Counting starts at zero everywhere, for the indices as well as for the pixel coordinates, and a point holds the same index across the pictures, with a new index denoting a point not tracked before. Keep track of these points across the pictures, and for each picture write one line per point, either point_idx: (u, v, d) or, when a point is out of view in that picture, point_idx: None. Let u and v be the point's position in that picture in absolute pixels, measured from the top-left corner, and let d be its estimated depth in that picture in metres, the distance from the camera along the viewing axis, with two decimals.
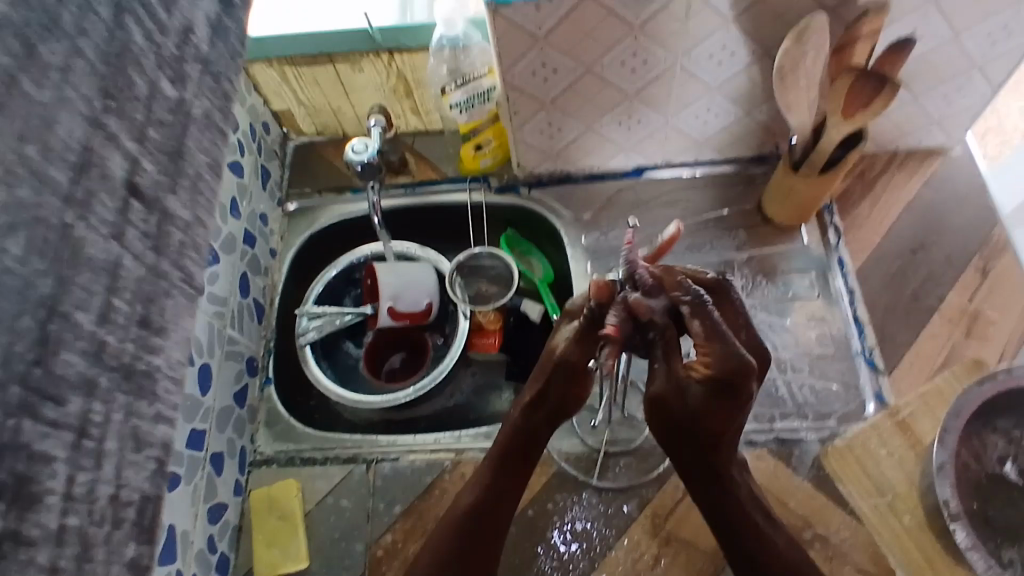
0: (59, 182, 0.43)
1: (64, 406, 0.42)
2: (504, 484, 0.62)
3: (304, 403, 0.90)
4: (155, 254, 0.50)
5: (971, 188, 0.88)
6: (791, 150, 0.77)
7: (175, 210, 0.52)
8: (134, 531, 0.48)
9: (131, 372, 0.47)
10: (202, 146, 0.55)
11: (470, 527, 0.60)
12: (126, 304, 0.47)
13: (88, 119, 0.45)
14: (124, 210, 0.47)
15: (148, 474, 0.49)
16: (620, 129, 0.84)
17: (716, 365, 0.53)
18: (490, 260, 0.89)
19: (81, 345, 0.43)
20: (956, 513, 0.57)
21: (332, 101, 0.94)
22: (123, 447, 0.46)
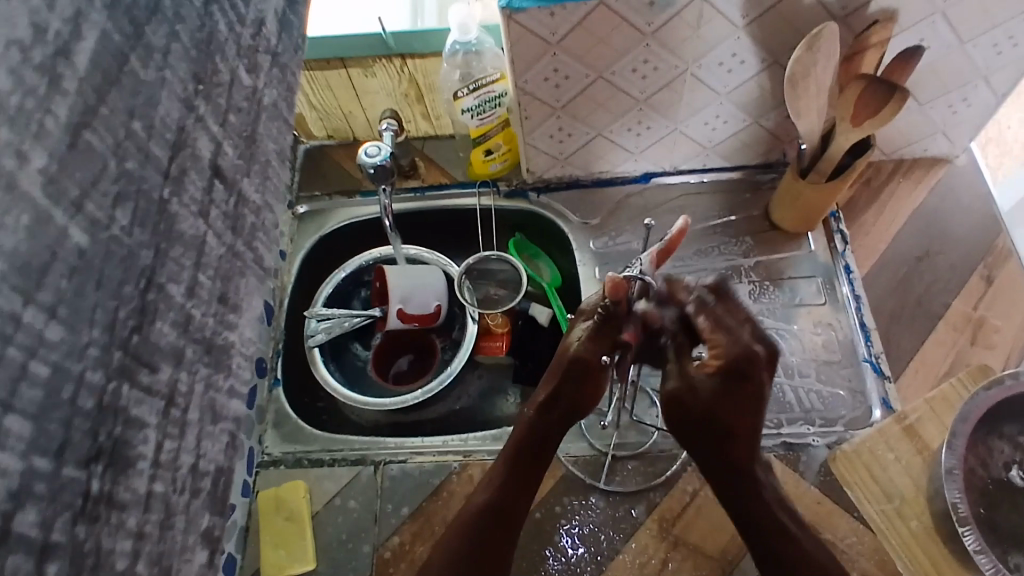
0: (159, 159, 0.41)
1: (156, 373, 0.41)
2: (516, 482, 0.62)
3: (312, 404, 0.91)
4: (233, 235, 0.50)
5: (976, 196, 0.89)
6: (800, 156, 0.78)
7: (248, 193, 0.52)
8: (210, 501, 0.50)
9: (211, 345, 0.48)
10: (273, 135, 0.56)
11: (482, 526, 0.60)
12: (210, 281, 0.47)
13: (181, 103, 0.43)
14: (209, 189, 0.46)
15: (220, 447, 0.50)
16: (629, 135, 0.85)
17: (728, 357, 0.59)
18: (499, 263, 0.90)
19: (172, 316, 0.42)
20: (966, 518, 0.58)
21: (344, 105, 0.95)
22: (202, 417, 0.47)
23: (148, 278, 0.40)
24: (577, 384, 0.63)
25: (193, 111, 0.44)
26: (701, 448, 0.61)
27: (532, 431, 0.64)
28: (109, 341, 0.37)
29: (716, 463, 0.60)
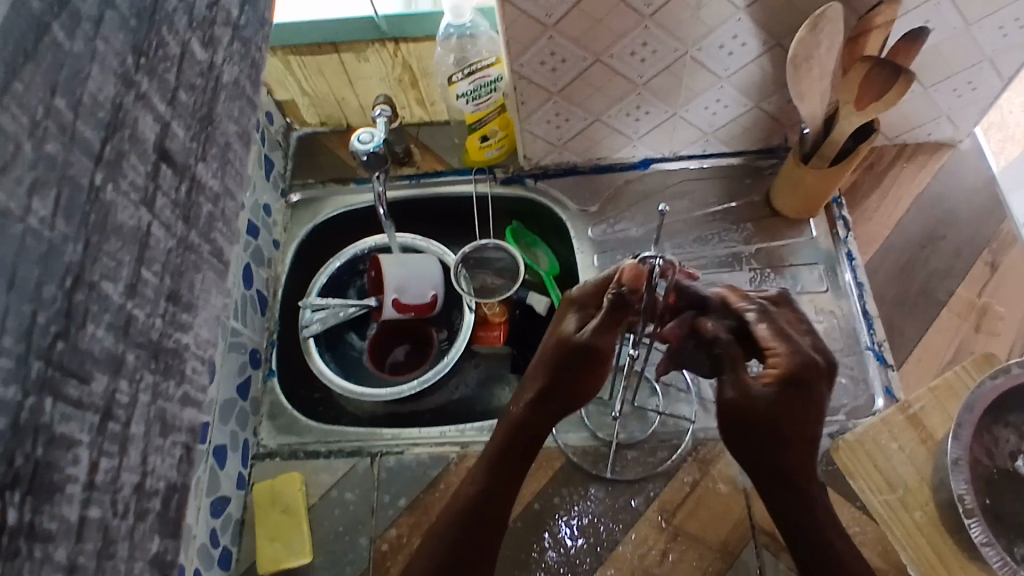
0: (91, 141, 0.36)
1: (88, 385, 0.36)
2: (502, 479, 0.61)
3: (308, 394, 0.90)
4: (184, 225, 0.44)
5: (980, 181, 0.88)
6: (802, 140, 0.77)
7: (204, 178, 0.46)
8: (159, 523, 0.45)
9: (159, 350, 0.42)
10: (233, 117, 0.50)
11: (470, 522, 0.59)
12: (155, 277, 0.41)
13: (121, 76, 0.37)
14: (155, 174, 0.40)
15: (174, 462, 0.46)
16: (627, 120, 0.83)
17: (790, 365, 0.58)
18: (496, 251, 0.88)
19: (107, 318, 0.37)
20: (972, 509, 0.57)
21: (336, 91, 0.93)
22: (148, 431, 0.42)
23: (76, 276, 0.35)
24: (576, 375, 0.63)
25: (134, 87, 0.38)
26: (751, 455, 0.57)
27: (525, 423, 0.63)
28: (26, 352, 0.32)
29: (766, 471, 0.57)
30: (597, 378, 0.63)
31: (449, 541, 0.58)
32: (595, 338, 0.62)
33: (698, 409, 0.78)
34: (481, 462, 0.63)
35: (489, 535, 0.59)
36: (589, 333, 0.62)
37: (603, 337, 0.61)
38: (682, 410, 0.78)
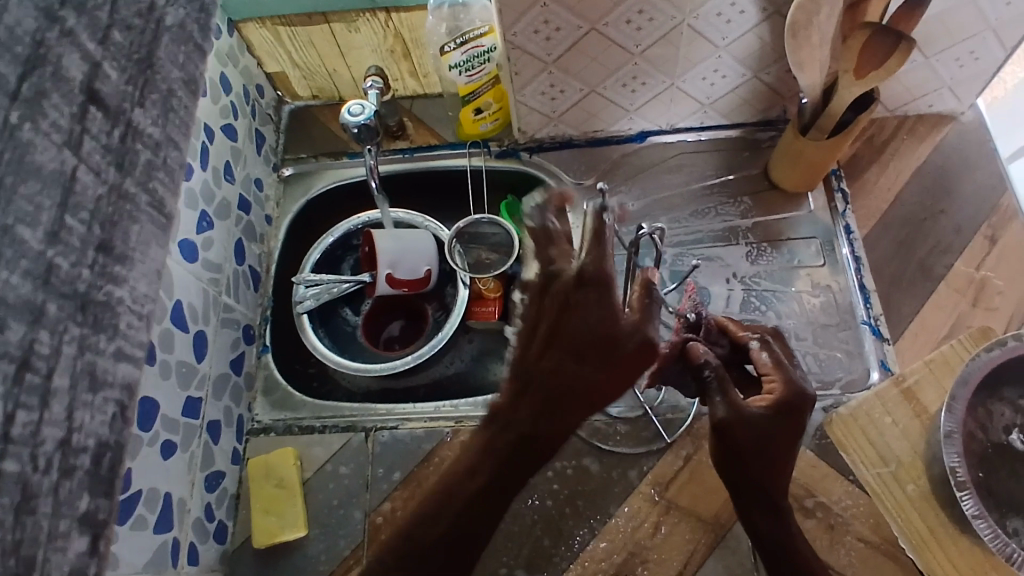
0: (8, 81, 0.50)
1: (5, 333, 0.46)
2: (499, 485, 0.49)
3: (303, 369, 0.90)
4: (117, 172, 0.56)
5: (982, 154, 0.87)
6: (801, 112, 0.76)
7: (140, 124, 0.59)
8: (89, 480, 0.52)
9: (87, 303, 0.52)
10: (176, 62, 0.63)
11: (469, 514, 0.48)
12: (82, 225, 0.53)
13: (46, 21, 0.52)
14: (81, 115, 0.54)
15: (106, 419, 0.54)
16: (623, 91, 0.82)
17: (784, 392, 0.55)
18: (491, 227, 0.89)
19: (23, 266, 0.48)
20: (964, 481, 0.56)
21: (328, 63, 0.92)
22: (76, 385, 0.51)
23: None
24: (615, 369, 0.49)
25: (63, 31, 0.53)
26: (735, 483, 0.55)
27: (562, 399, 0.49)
28: None
29: (749, 494, 0.55)
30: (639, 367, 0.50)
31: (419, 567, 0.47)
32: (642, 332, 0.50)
33: None
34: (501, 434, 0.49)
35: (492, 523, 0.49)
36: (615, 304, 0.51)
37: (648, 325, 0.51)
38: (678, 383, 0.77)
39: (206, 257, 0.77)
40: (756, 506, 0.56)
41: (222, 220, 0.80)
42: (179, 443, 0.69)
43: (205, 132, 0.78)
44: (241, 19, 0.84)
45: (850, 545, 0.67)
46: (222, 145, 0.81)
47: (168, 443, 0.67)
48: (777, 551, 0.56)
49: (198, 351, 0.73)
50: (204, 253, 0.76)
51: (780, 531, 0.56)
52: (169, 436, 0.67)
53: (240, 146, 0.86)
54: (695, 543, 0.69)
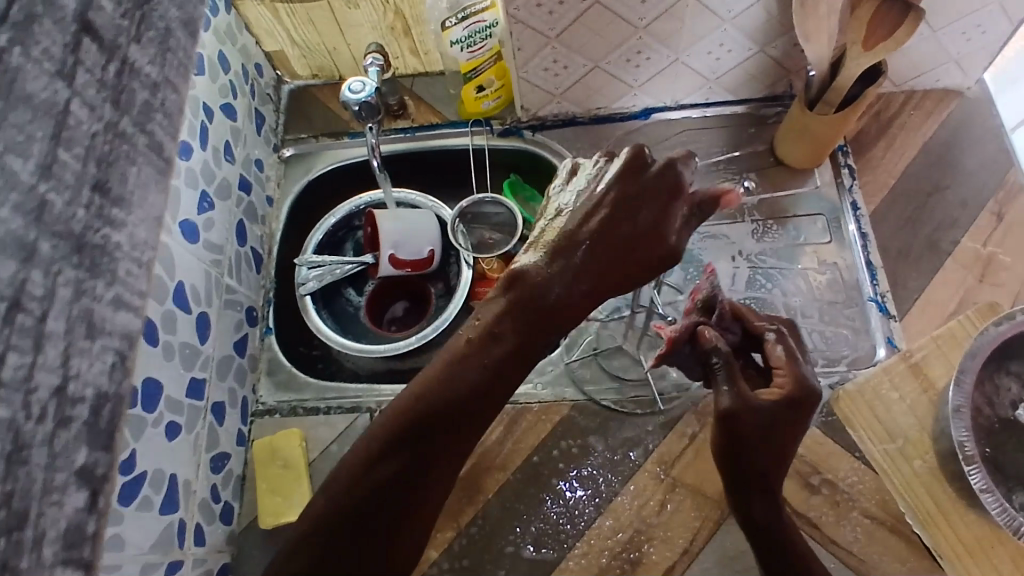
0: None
1: None
2: (505, 366, 0.52)
3: (307, 352, 0.89)
4: (113, 109, 0.59)
5: (989, 129, 0.86)
6: (807, 86, 0.74)
7: (136, 58, 0.63)
8: (88, 432, 0.54)
9: (83, 245, 0.55)
10: (172, 5, 0.69)
11: (438, 421, 0.51)
12: (77, 160, 0.55)
13: None
14: (75, 45, 0.56)
15: (103, 370, 0.56)
16: (627, 67, 0.81)
17: (790, 388, 0.55)
18: (494, 206, 0.87)
19: (15, 198, 0.50)
20: (972, 456, 0.56)
21: (327, 41, 0.90)
22: (71, 330, 0.53)
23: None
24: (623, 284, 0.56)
25: None
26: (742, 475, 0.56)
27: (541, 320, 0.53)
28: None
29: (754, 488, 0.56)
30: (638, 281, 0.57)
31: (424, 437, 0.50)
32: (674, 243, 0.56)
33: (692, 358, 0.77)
34: (470, 356, 0.52)
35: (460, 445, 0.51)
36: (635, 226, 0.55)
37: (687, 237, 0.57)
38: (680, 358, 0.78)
39: (208, 239, 0.76)
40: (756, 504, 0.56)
41: (223, 201, 0.80)
42: (183, 424, 0.69)
43: (205, 112, 0.77)
44: None
45: (856, 521, 0.67)
46: (222, 124, 0.81)
47: (172, 425, 0.67)
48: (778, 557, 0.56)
49: (200, 333, 0.73)
50: (206, 234, 0.76)
51: (775, 524, 0.56)
52: (173, 417, 0.67)
53: (239, 126, 0.85)
54: (701, 521, 0.69)
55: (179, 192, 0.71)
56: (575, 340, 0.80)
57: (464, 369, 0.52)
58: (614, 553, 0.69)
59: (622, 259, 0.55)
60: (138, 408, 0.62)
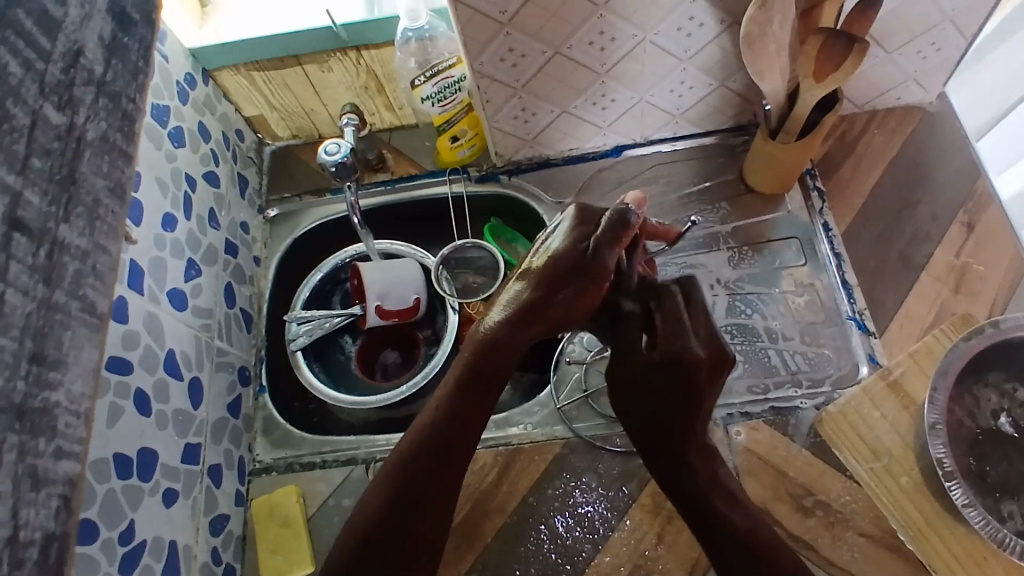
0: None
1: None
2: (470, 398, 0.60)
3: (302, 406, 0.90)
4: (46, 287, 0.51)
5: (952, 142, 0.88)
6: (767, 117, 0.77)
7: (68, 238, 0.54)
8: (37, 573, 0.48)
9: (24, 411, 0.48)
10: (103, 171, 0.59)
11: (422, 457, 0.57)
12: (14, 341, 0.48)
13: None
14: (7, 241, 0.48)
15: (52, 512, 0.50)
16: (594, 109, 0.83)
17: (673, 342, 0.65)
18: (477, 250, 0.89)
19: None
20: (951, 472, 0.57)
21: (305, 103, 0.93)
22: (18, 487, 0.47)
23: None
24: (568, 309, 0.65)
25: None
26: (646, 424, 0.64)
27: (495, 356, 0.62)
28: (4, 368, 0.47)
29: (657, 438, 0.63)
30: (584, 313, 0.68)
31: (411, 474, 0.56)
32: (598, 259, 0.65)
33: None
34: (436, 401, 0.61)
35: (441, 488, 0.56)
36: (565, 252, 0.66)
37: (611, 252, 0.66)
38: None
39: (196, 303, 0.78)
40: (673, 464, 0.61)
41: (210, 265, 0.82)
42: (181, 490, 0.70)
43: (187, 182, 0.80)
44: (217, 67, 0.86)
45: (852, 541, 0.67)
46: (205, 191, 0.83)
47: (169, 492, 0.68)
48: (691, 494, 0.59)
49: (193, 397, 0.74)
50: (193, 300, 0.78)
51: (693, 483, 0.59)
52: (170, 483, 0.68)
53: (223, 191, 0.88)
54: (698, 551, 0.70)
55: (166, 261, 0.74)
56: (562, 377, 0.81)
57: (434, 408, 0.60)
58: None
59: (560, 286, 0.65)
60: (134, 477, 0.63)
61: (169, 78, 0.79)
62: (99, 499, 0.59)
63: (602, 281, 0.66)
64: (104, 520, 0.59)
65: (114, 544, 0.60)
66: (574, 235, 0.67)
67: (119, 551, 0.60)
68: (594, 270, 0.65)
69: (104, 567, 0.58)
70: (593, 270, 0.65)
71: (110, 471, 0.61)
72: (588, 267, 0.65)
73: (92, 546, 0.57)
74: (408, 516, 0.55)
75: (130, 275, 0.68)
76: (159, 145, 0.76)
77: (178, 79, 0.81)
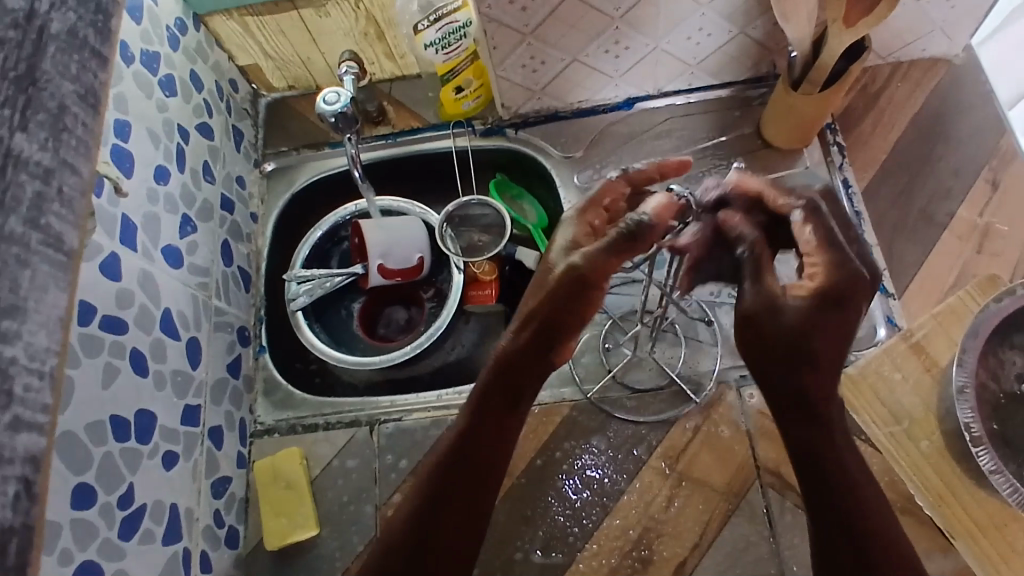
0: None
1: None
2: (485, 418, 0.54)
3: (304, 367, 0.88)
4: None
5: (977, 96, 0.84)
6: (790, 66, 0.73)
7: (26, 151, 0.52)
8: None
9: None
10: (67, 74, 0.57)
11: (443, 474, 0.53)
12: None
13: None
14: None
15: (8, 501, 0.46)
16: (606, 57, 0.79)
17: (823, 281, 0.49)
18: (480, 208, 0.86)
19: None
20: (978, 436, 0.55)
21: (301, 52, 0.88)
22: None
23: None
24: (558, 307, 0.54)
25: None
26: (769, 384, 0.49)
27: (506, 363, 0.54)
28: None
29: (785, 395, 0.48)
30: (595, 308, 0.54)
31: (436, 490, 0.52)
32: (588, 259, 0.53)
33: (689, 351, 0.77)
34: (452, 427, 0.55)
35: (465, 494, 0.52)
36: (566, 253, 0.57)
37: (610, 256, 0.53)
38: (673, 349, 0.77)
39: (193, 262, 0.75)
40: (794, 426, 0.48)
41: (205, 222, 0.79)
42: (181, 453, 0.68)
43: (179, 133, 0.76)
44: (207, 12, 0.81)
45: None
46: (198, 144, 0.79)
47: (169, 455, 0.66)
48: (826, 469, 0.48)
49: (192, 358, 0.72)
50: (189, 257, 0.75)
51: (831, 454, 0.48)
52: (170, 446, 0.66)
53: (217, 144, 0.84)
54: (709, 514, 0.69)
55: (159, 218, 0.71)
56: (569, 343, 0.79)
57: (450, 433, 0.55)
58: (623, 553, 0.68)
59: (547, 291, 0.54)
60: (132, 440, 0.62)
61: (158, 23, 0.75)
62: (96, 463, 0.57)
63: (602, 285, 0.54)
64: (101, 484, 0.57)
65: (113, 507, 0.58)
66: (582, 231, 0.59)
67: (118, 515, 0.59)
68: (578, 276, 0.53)
69: (102, 531, 0.57)
70: (577, 278, 0.53)
71: (107, 433, 0.59)
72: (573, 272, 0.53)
73: (89, 510, 0.56)
74: (432, 521, 0.51)
75: (122, 231, 0.65)
76: (149, 94, 0.72)
77: (168, 24, 0.76)
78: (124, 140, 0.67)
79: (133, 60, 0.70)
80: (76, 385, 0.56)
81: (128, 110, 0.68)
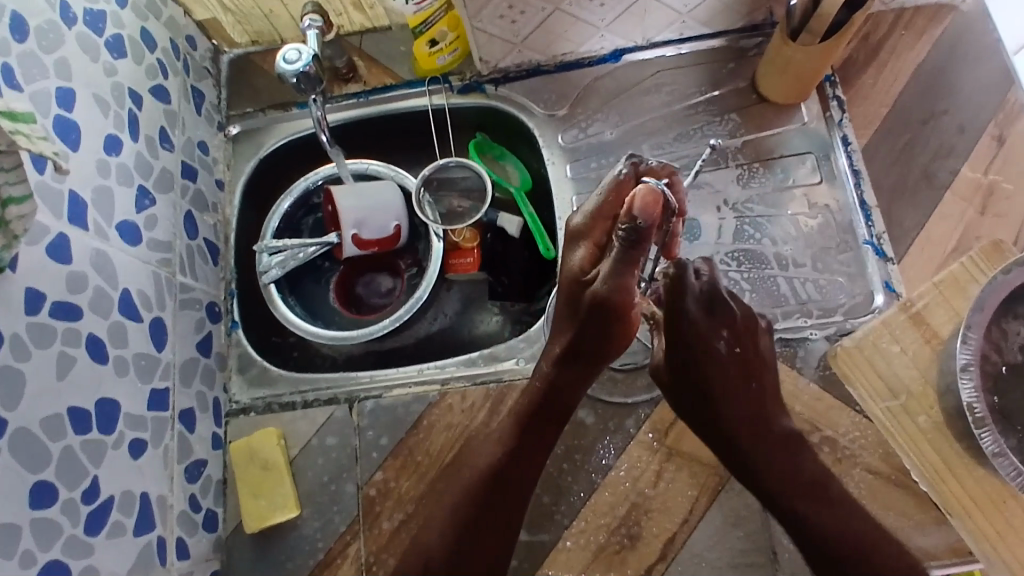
0: None
1: None
2: (526, 430, 0.61)
3: (280, 341, 0.85)
4: None
5: (984, 46, 0.79)
6: (789, 14, 0.68)
7: None
8: None
9: None
10: None
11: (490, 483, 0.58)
12: None
13: None
14: None
15: None
16: (591, 7, 0.72)
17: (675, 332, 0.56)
18: (460, 170, 0.82)
19: None
20: (982, 418, 0.53)
21: (261, 5, 0.81)
22: None
23: None
24: (589, 326, 0.57)
25: None
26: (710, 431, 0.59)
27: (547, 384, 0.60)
28: None
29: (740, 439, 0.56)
30: (630, 326, 0.57)
31: (480, 496, 0.57)
32: (603, 284, 0.54)
33: None
34: (490, 438, 0.61)
35: (509, 506, 0.58)
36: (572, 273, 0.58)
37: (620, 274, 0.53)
38: None
39: (153, 236, 0.71)
40: (728, 451, 0.57)
41: (165, 193, 0.74)
42: (149, 440, 0.65)
43: (131, 98, 0.70)
44: None
45: (858, 477, 0.62)
46: (153, 108, 0.74)
47: (135, 443, 0.63)
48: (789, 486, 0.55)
49: (157, 339, 0.68)
50: (148, 233, 0.70)
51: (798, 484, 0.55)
52: (136, 434, 0.63)
53: (175, 108, 0.78)
54: (698, 489, 0.67)
55: (112, 191, 0.66)
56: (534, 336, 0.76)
57: (491, 444, 0.61)
58: (611, 530, 0.67)
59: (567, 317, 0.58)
60: (94, 432, 0.58)
61: None
62: (56, 457, 0.54)
63: (623, 313, 0.55)
64: (62, 480, 0.55)
65: (77, 503, 0.56)
66: (593, 246, 0.58)
67: (83, 511, 0.56)
68: (597, 300, 0.55)
69: (67, 528, 0.54)
70: (603, 303, 0.55)
71: (65, 427, 0.56)
72: (597, 299, 0.55)
73: (51, 508, 0.53)
74: (474, 533, 0.56)
75: (71, 209, 0.60)
76: (95, 57, 0.66)
77: None
78: (69, 109, 0.62)
79: (75, 20, 0.64)
80: (27, 378, 0.53)
81: (71, 77, 0.63)
